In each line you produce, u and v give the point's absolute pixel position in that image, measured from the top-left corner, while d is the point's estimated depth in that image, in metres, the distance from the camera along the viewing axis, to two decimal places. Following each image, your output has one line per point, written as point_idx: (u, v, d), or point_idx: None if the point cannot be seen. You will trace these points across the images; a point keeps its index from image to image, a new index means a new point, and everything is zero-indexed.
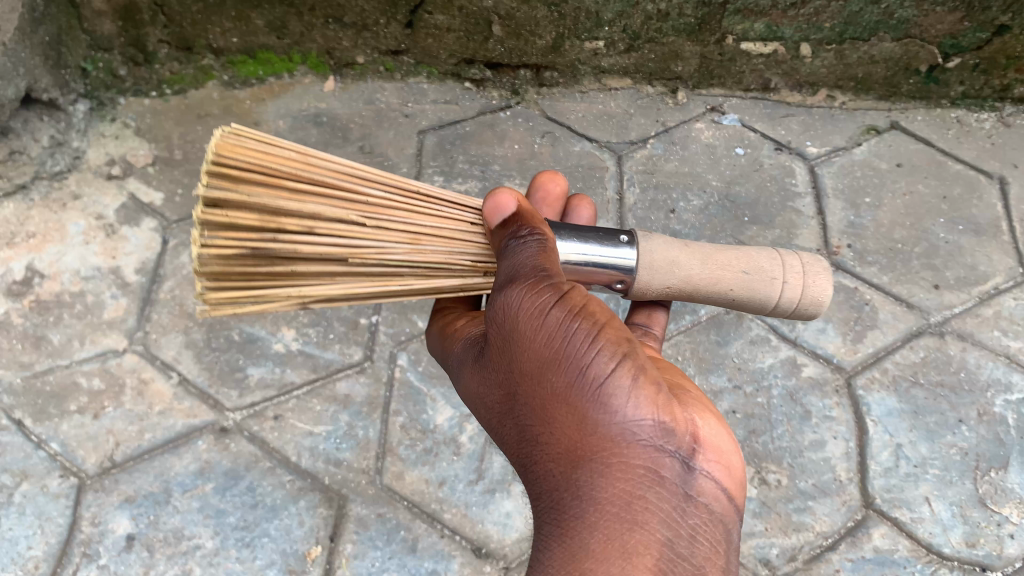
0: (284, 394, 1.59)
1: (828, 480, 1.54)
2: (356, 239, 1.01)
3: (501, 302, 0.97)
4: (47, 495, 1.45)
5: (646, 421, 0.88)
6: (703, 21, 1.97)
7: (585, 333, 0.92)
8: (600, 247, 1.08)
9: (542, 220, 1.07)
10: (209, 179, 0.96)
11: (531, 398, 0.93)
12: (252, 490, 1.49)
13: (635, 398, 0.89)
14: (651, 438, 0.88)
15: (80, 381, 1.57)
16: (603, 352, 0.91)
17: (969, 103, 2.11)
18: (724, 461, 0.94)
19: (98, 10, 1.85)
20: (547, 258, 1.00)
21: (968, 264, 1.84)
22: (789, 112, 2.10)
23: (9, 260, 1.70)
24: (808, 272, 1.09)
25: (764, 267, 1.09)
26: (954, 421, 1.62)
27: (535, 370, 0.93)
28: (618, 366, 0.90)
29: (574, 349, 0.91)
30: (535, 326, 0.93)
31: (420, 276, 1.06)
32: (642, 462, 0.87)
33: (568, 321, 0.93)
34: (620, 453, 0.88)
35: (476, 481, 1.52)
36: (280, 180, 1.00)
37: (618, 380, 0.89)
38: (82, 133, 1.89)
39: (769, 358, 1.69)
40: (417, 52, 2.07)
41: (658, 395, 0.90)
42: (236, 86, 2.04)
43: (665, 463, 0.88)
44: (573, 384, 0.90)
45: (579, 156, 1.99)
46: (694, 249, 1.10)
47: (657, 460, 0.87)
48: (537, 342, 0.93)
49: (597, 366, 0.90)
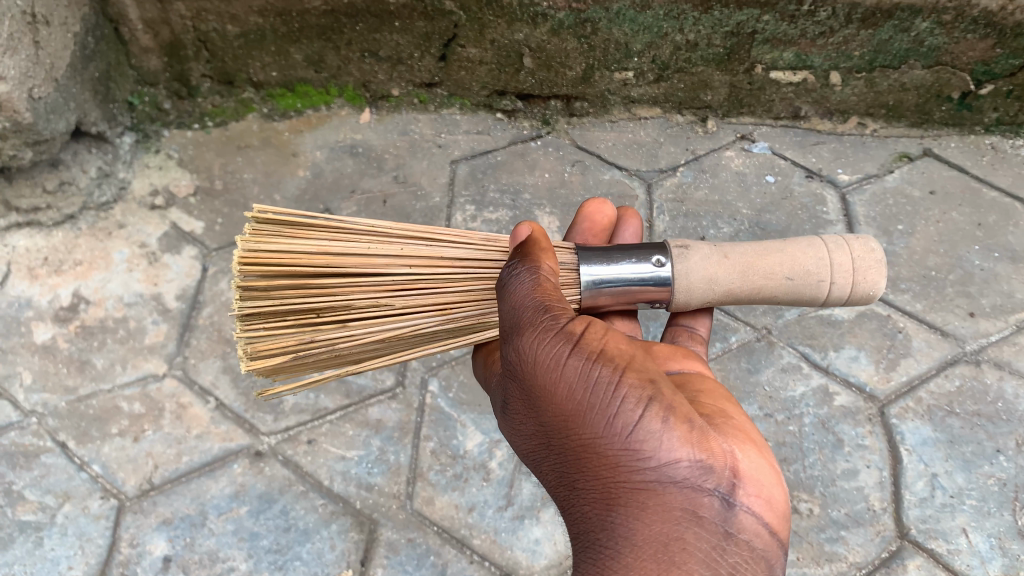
0: (318, 419, 1.62)
1: (861, 510, 1.52)
2: (390, 321, 1.13)
3: (522, 354, 1.00)
4: (88, 516, 1.49)
5: (679, 463, 0.89)
6: (732, 51, 1.99)
7: (608, 380, 0.94)
8: (637, 264, 1.16)
9: (553, 254, 1.12)
10: (243, 300, 1.09)
11: (565, 444, 0.96)
12: (286, 513, 1.51)
13: (666, 440, 0.90)
14: (686, 479, 0.89)
15: (121, 404, 1.62)
16: (629, 398, 0.92)
17: (1004, 130, 2.09)
18: (766, 491, 0.93)
19: (145, 46, 1.97)
20: (560, 300, 1.04)
21: (1005, 292, 1.81)
22: (820, 140, 2.10)
23: (56, 287, 1.77)
24: (857, 268, 1.14)
25: (809, 271, 1.14)
26: (992, 451, 1.59)
27: (564, 419, 0.96)
28: (646, 410, 0.91)
29: (600, 399, 0.93)
30: (559, 379, 0.96)
31: (457, 334, 1.19)
32: (677, 503, 0.88)
33: (591, 370, 0.95)
34: (655, 496, 0.89)
35: (505, 507, 1.53)
36: (307, 282, 1.10)
37: (646, 425, 0.91)
38: (128, 165, 1.96)
39: (800, 387, 1.68)
40: (451, 84, 2.12)
41: (689, 433, 0.91)
42: (276, 118, 2.10)
43: (701, 502, 0.88)
44: (602, 433, 0.92)
45: (609, 185, 2.01)
46: (733, 261, 1.16)
47: (693, 500, 0.88)
48: (563, 394, 0.95)
49: (623, 414, 0.92)
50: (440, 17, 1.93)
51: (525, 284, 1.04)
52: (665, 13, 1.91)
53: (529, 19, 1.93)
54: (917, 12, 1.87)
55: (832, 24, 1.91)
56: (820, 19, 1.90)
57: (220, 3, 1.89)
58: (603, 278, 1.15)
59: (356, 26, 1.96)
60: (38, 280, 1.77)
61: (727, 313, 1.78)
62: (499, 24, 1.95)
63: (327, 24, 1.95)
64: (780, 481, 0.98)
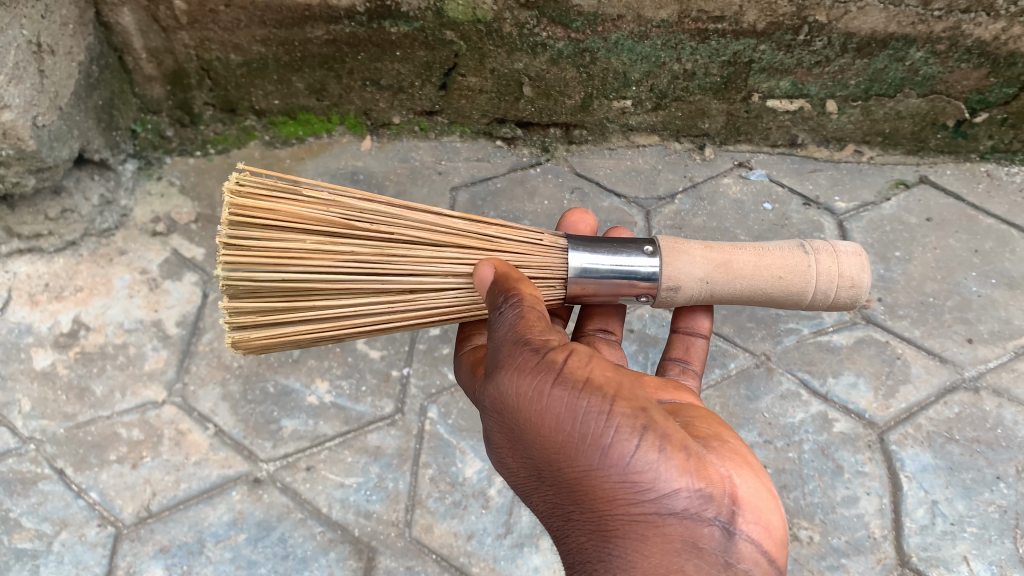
0: (316, 446, 1.62)
1: (861, 537, 1.52)
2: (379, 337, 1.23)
3: (501, 383, 0.99)
4: (84, 544, 1.48)
5: (677, 493, 0.90)
6: (729, 80, 2.01)
7: (598, 411, 0.93)
8: (627, 256, 1.19)
9: (523, 279, 1.07)
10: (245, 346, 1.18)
11: (556, 475, 0.96)
12: (284, 541, 1.50)
13: (663, 471, 0.90)
14: (685, 510, 0.90)
15: (120, 431, 1.62)
16: (621, 428, 0.92)
17: (1000, 157, 2.12)
18: (765, 516, 0.94)
19: (149, 75, 1.99)
20: (527, 324, 1.01)
21: (1003, 318, 1.82)
22: (817, 167, 2.13)
23: (57, 312, 1.77)
24: (833, 305, 1.21)
25: (786, 305, 1.22)
26: (992, 478, 1.59)
27: (555, 450, 0.95)
28: (640, 441, 0.91)
29: (591, 431, 0.92)
30: (546, 412, 0.95)
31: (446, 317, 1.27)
32: (676, 534, 0.90)
33: (580, 401, 0.94)
34: (654, 529, 0.90)
35: (505, 535, 1.52)
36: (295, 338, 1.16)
37: (641, 456, 0.91)
38: (130, 192, 1.97)
39: (800, 413, 1.68)
40: (451, 112, 2.14)
41: (686, 461, 0.91)
42: (277, 145, 2.12)
43: (701, 533, 0.90)
44: (595, 465, 0.92)
45: (608, 212, 2.02)
46: (715, 299, 1.21)
47: (693, 532, 0.90)
48: (553, 425, 0.95)
49: (615, 445, 0.91)
50: (441, 46, 1.95)
51: (508, 319, 1.02)
52: (663, 42, 1.93)
53: (528, 49, 1.95)
54: (911, 42, 1.89)
55: (827, 53, 1.93)
56: (816, 49, 1.92)
57: (223, 32, 1.91)
58: (591, 264, 1.17)
59: (358, 55, 1.98)
60: (38, 306, 1.78)
61: (727, 340, 1.78)
62: (500, 54, 1.97)
63: (329, 54, 1.97)
64: (777, 502, 0.98)
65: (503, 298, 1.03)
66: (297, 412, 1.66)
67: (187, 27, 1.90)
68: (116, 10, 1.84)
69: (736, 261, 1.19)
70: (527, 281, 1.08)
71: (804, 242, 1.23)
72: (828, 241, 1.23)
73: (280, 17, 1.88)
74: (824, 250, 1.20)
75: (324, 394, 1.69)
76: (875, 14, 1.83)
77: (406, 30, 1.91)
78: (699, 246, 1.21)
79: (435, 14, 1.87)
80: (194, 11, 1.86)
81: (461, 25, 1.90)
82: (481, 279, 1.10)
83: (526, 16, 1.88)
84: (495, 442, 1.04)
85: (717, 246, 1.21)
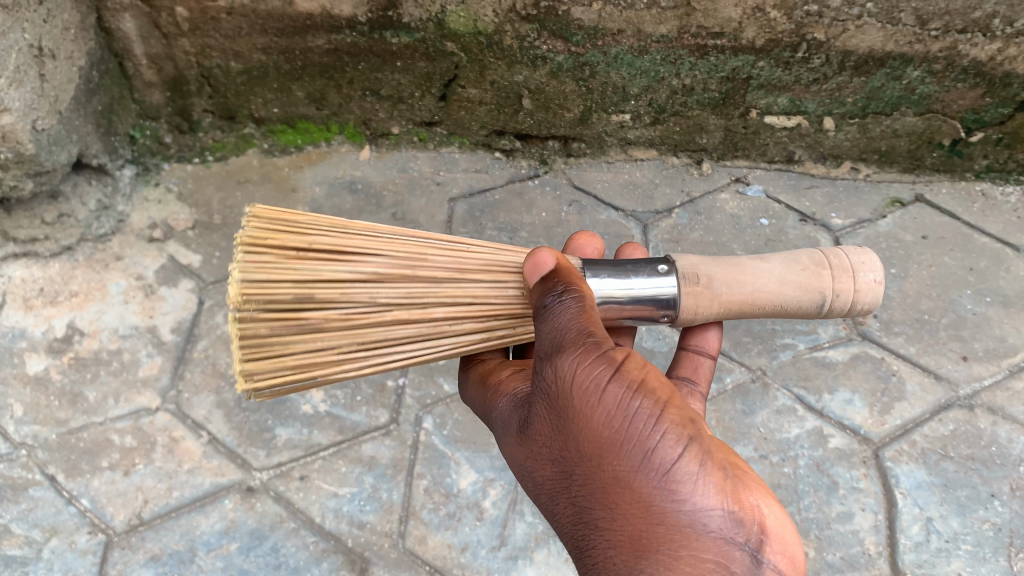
0: (311, 455, 1.61)
1: (856, 553, 1.52)
2: None
3: (552, 373, 0.99)
4: (74, 551, 1.46)
5: (714, 512, 0.89)
6: (727, 96, 2.03)
7: (647, 414, 0.94)
8: (642, 280, 1.17)
9: (581, 279, 1.10)
10: None
11: (592, 476, 0.94)
12: (276, 550, 1.49)
13: (703, 486, 0.90)
14: (720, 530, 0.88)
15: (113, 437, 1.61)
16: (669, 434, 0.92)
17: (995, 177, 2.14)
18: (790, 547, 0.92)
19: (149, 81, 2.00)
20: (588, 318, 1.03)
21: (997, 336, 1.83)
22: (813, 184, 2.14)
23: (51, 317, 1.76)
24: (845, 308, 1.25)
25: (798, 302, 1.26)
26: (987, 496, 1.59)
27: (598, 446, 0.94)
28: (685, 450, 0.92)
29: (639, 430, 0.92)
30: (595, 403, 0.95)
31: None
32: (710, 554, 0.87)
33: (631, 399, 0.94)
34: (688, 546, 0.88)
35: (499, 547, 1.51)
36: None
37: (684, 467, 0.91)
38: (127, 198, 1.97)
39: (795, 428, 1.68)
40: (450, 123, 2.15)
41: (723, 482, 0.91)
42: (275, 154, 2.12)
43: (733, 557, 0.87)
44: (640, 466, 0.91)
45: (605, 225, 2.03)
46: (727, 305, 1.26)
47: (726, 554, 0.87)
48: (601, 419, 0.94)
49: (661, 450, 0.92)
50: (441, 58, 1.96)
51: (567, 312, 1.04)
52: (662, 58, 1.94)
53: (528, 61, 1.96)
54: (909, 61, 1.91)
55: (825, 70, 1.94)
56: (814, 66, 1.93)
57: (224, 40, 1.92)
58: (606, 294, 1.16)
59: (358, 65, 1.98)
60: (32, 310, 1.77)
61: (723, 354, 1.78)
62: (499, 66, 1.98)
63: (329, 63, 1.98)
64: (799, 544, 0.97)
65: (568, 292, 1.05)
66: (292, 421, 1.65)
67: (188, 34, 1.90)
68: (118, 16, 1.85)
69: (747, 316, 1.21)
70: (580, 279, 1.10)
71: (830, 293, 1.17)
72: (855, 293, 1.17)
73: (282, 25, 1.89)
74: (841, 308, 1.19)
75: (319, 404, 1.68)
76: (873, 33, 1.85)
77: (407, 41, 1.92)
78: (718, 302, 1.18)
79: (436, 25, 1.89)
80: (195, 18, 1.87)
81: (462, 36, 1.91)
82: (537, 262, 1.09)
83: (526, 28, 1.89)
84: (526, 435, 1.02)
85: (739, 302, 1.18)
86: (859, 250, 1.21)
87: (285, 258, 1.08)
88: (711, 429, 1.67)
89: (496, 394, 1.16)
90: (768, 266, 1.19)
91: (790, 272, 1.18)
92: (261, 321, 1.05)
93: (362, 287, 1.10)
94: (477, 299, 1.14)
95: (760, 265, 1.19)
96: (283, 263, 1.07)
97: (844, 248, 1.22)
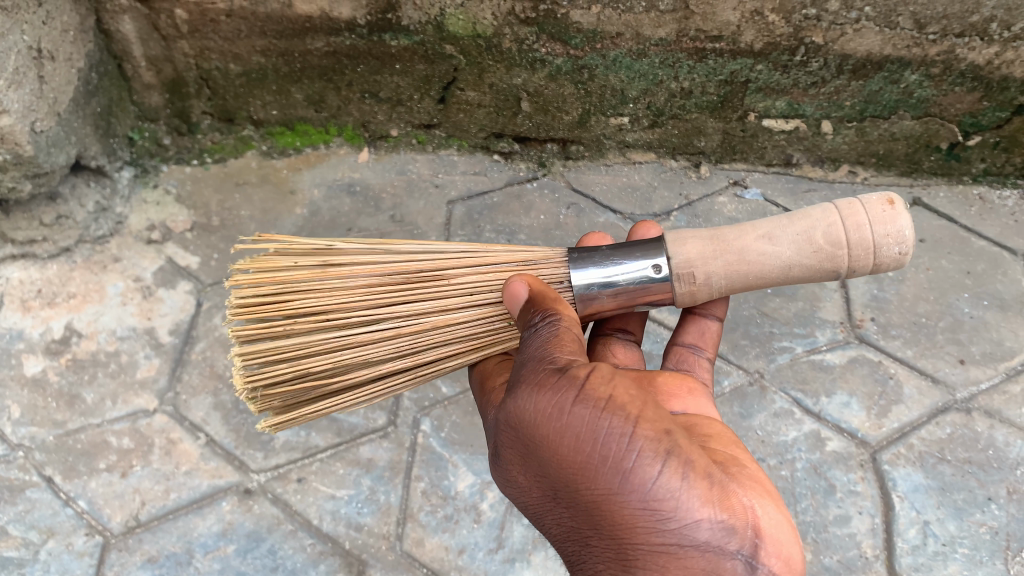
0: (308, 457, 1.60)
1: (853, 556, 1.52)
2: None
3: (523, 404, 1.00)
4: (72, 553, 1.46)
5: (700, 523, 0.89)
6: (726, 99, 2.03)
7: (620, 434, 0.93)
8: (631, 266, 1.17)
9: (559, 298, 1.10)
10: None
11: (573, 497, 0.95)
12: (274, 553, 1.49)
13: (685, 499, 0.90)
14: (708, 541, 0.89)
15: (110, 439, 1.61)
16: (644, 452, 0.91)
17: (992, 180, 2.14)
18: (786, 547, 0.93)
19: (148, 83, 2.00)
20: (559, 343, 1.03)
21: (994, 340, 1.83)
22: (811, 188, 2.14)
23: (49, 319, 1.76)
24: None
25: None
26: (983, 499, 1.59)
27: (573, 472, 0.94)
28: (663, 467, 0.91)
29: (613, 452, 0.92)
30: (566, 430, 0.95)
31: None
32: (699, 567, 0.89)
33: (601, 421, 0.94)
34: (676, 559, 0.89)
35: (496, 549, 1.51)
36: None
37: (665, 483, 0.90)
38: (125, 200, 1.97)
39: (792, 431, 1.68)
40: (449, 125, 2.15)
41: (709, 491, 0.91)
42: (274, 155, 2.12)
43: (723, 566, 0.88)
44: (617, 488, 0.91)
45: (604, 228, 2.03)
46: None
47: (715, 565, 0.88)
48: (572, 445, 0.94)
49: (639, 469, 0.91)
50: (440, 60, 1.96)
51: (541, 336, 1.04)
52: (661, 61, 1.94)
53: (528, 64, 1.96)
54: (906, 65, 1.91)
55: (823, 74, 1.95)
56: (812, 70, 1.94)
57: (224, 42, 1.92)
58: (594, 282, 1.17)
59: (358, 68, 1.99)
60: (30, 312, 1.77)
61: (721, 357, 1.78)
62: (498, 69, 1.98)
63: (329, 65, 1.98)
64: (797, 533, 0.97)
65: (546, 318, 1.05)
66: None
67: (187, 36, 1.91)
68: (117, 18, 1.85)
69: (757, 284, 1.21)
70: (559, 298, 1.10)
71: (846, 268, 1.14)
72: (874, 266, 1.14)
73: (280, 28, 1.89)
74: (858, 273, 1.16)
75: None
76: (872, 37, 1.85)
77: (406, 43, 1.92)
78: (719, 289, 1.19)
79: (435, 28, 1.89)
80: (194, 20, 1.87)
81: (461, 39, 1.91)
82: (511, 294, 1.11)
83: (526, 32, 1.89)
84: (507, 459, 1.03)
85: (745, 282, 1.18)
86: (888, 206, 1.12)
87: (279, 333, 1.16)
88: None
89: (490, 402, 1.18)
90: (776, 249, 1.15)
91: (799, 256, 1.14)
92: (273, 396, 1.18)
93: (354, 348, 1.17)
94: (465, 336, 1.19)
95: (767, 249, 1.15)
96: (274, 348, 1.16)
97: (869, 205, 1.13)
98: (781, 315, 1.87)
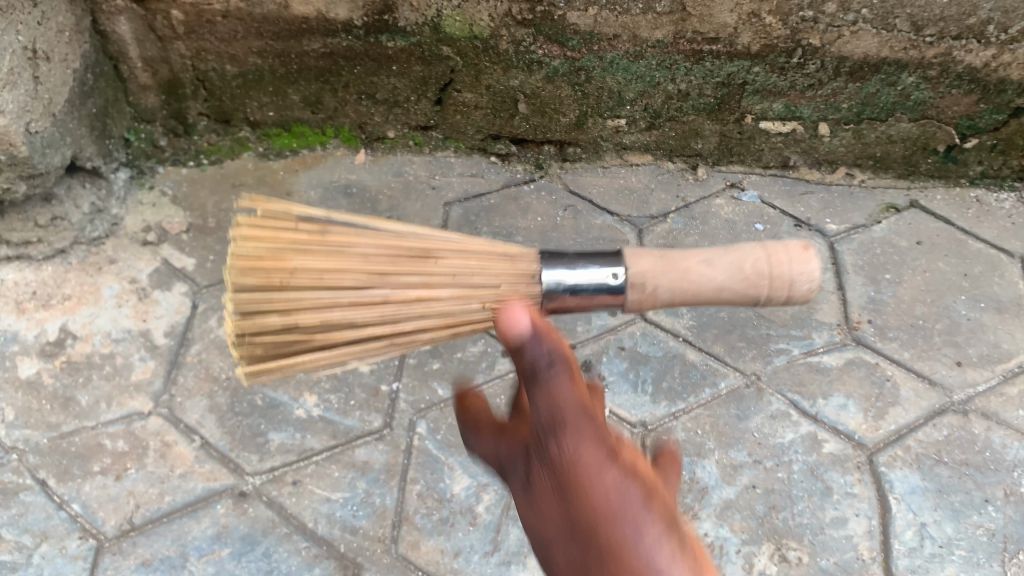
0: (304, 460, 1.60)
1: (850, 559, 1.51)
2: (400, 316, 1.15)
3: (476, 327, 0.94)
4: (65, 557, 1.45)
5: (584, 442, 0.78)
6: (723, 101, 2.03)
7: (533, 348, 0.84)
8: None
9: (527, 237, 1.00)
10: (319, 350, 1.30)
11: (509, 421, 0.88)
12: (269, 556, 1.48)
13: (575, 418, 0.79)
14: (592, 462, 0.76)
15: (105, 442, 1.60)
16: (547, 368, 0.83)
17: (989, 183, 2.14)
18: (681, 524, 0.76)
19: (144, 84, 2.00)
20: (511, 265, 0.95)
21: (991, 342, 1.83)
22: (808, 189, 2.14)
23: (44, 321, 1.75)
24: None
25: None
26: (981, 501, 1.59)
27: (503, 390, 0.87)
28: (563, 382, 0.81)
29: (524, 364, 0.84)
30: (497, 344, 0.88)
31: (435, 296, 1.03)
32: (584, 485, 0.76)
33: (520, 334, 0.86)
34: (563, 475, 0.78)
35: (492, 552, 1.50)
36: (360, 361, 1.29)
37: (560, 397, 0.80)
38: (121, 201, 1.96)
39: (789, 434, 1.68)
40: (445, 127, 2.15)
41: (599, 419, 0.80)
42: (270, 157, 2.11)
43: (611, 493, 0.75)
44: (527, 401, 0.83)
45: (600, 230, 2.03)
46: None
47: (604, 486, 0.75)
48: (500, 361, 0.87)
49: (540, 383, 0.82)
50: (437, 62, 1.96)
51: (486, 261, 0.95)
52: (658, 63, 1.94)
53: (525, 66, 1.96)
54: (903, 67, 1.91)
55: (820, 76, 1.95)
56: (809, 72, 1.94)
57: (220, 43, 1.92)
58: None
59: (354, 69, 1.98)
60: (25, 314, 1.76)
61: (718, 360, 1.79)
62: (495, 70, 1.98)
63: (325, 67, 1.98)
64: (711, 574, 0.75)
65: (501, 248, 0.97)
66: (285, 426, 1.64)
67: (184, 37, 1.90)
68: (113, 19, 1.85)
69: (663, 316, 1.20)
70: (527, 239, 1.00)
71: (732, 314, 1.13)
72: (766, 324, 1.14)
73: (277, 29, 1.89)
74: None
75: (312, 408, 1.67)
76: (869, 39, 1.85)
77: (403, 45, 1.92)
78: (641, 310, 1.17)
79: (432, 29, 1.89)
80: (191, 21, 1.87)
81: (458, 41, 1.91)
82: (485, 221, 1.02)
83: (522, 33, 1.89)
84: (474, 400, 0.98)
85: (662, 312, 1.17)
86: None
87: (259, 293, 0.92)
88: (704, 435, 1.67)
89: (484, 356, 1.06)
90: None
91: None
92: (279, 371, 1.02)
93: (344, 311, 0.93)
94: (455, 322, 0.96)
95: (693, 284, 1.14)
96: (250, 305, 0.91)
97: None
98: (777, 318, 1.87)
